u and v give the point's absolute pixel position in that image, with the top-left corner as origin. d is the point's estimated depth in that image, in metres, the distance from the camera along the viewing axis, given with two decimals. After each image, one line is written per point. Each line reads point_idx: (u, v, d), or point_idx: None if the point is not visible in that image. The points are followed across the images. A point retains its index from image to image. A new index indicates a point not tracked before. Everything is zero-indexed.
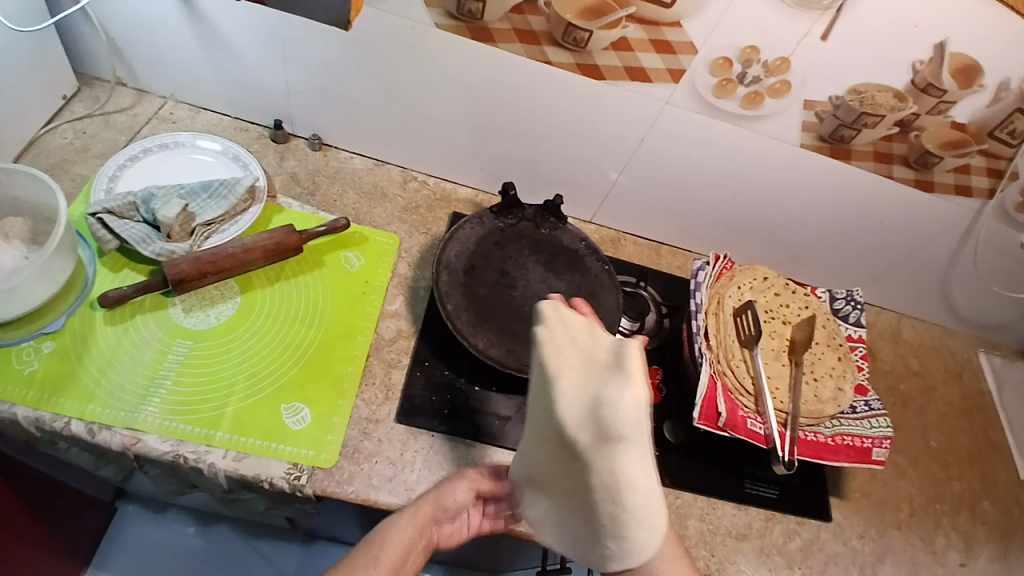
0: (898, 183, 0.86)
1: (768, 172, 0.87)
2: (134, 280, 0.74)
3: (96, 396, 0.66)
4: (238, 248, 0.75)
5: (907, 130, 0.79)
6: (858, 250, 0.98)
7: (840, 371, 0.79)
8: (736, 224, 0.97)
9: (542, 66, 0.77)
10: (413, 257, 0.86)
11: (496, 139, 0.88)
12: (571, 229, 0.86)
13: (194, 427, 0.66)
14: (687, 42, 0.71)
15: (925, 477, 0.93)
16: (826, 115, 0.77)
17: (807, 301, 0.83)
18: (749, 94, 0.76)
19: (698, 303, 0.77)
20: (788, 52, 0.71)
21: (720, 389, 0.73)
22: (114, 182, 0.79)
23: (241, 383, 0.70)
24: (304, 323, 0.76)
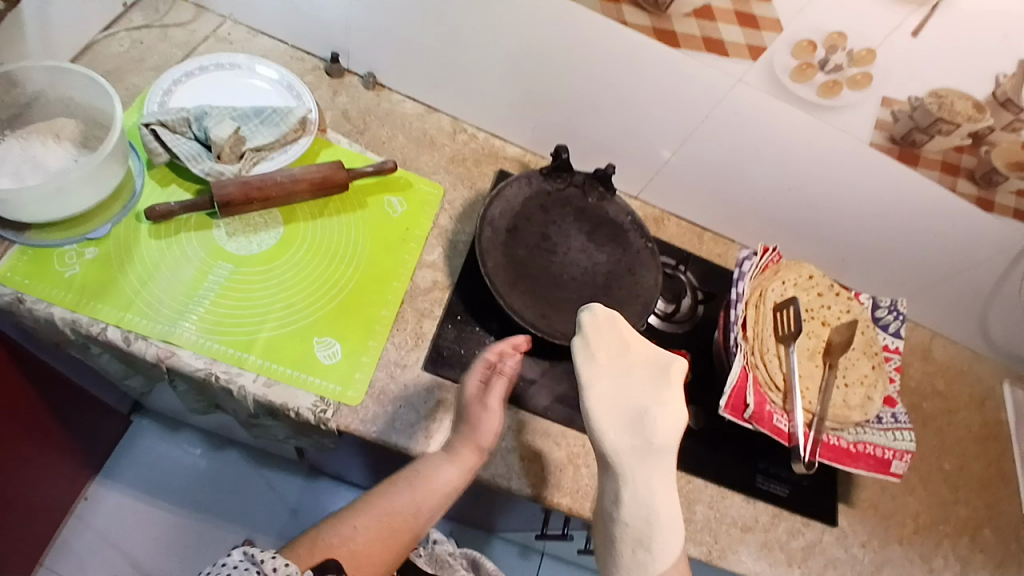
0: (959, 199, 0.83)
1: (826, 168, 0.84)
2: (180, 197, 0.74)
3: (135, 306, 0.67)
4: (286, 178, 0.74)
5: (979, 144, 0.76)
6: (904, 261, 0.96)
7: (872, 379, 0.78)
8: (784, 218, 0.95)
9: (616, 27, 0.74)
10: (454, 210, 0.86)
11: (554, 101, 0.86)
12: (619, 201, 0.85)
13: (228, 349, 0.67)
14: (772, 19, 0.68)
15: (932, 497, 0.93)
16: (901, 115, 0.74)
17: (849, 306, 0.82)
18: (827, 82, 0.73)
19: (739, 293, 0.77)
20: (876, 44, 0.68)
21: (750, 381, 0.73)
22: (168, 97, 0.78)
23: (277, 312, 0.71)
24: (343, 262, 0.76)
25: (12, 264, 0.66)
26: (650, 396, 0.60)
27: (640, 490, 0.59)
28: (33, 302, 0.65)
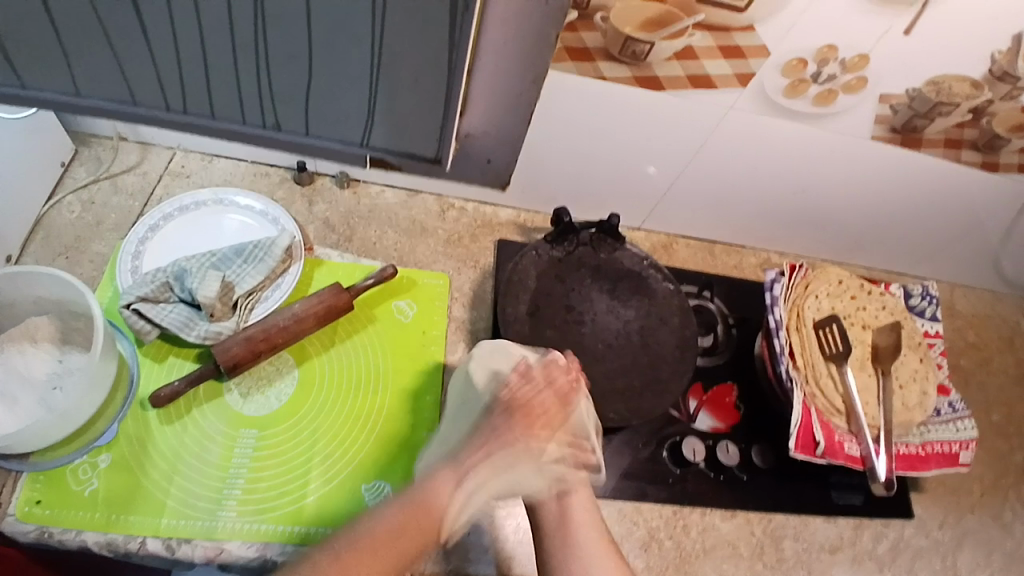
0: (964, 167, 0.82)
1: (829, 168, 0.82)
2: (182, 367, 0.70)
3: (168, 506, 0.64)
4: (289, 319, 0.69)
5: (979, 116, 0.75)
6: (916, 230, 0.94)
7: (922, 373, 0.77)
8: (791, 217, 0.92)
9: (595, 82, 0.69)
10: (466, 296, 0.81)
11: (539, 158, 0.82)
12: (631, 249, 0.81)
13: (278, 526, 0.64)
14: (758, 46, 0.64)
15: (991, 454, 0.92)
16: (900, 107, 0.72)
17: (884, 301, 0.80)
18: (822, 91, 0.70)
19: (778, 320, 0.74)
20: (868, 47, 0.65)
21: (814, 415, 0.71)
22: (138, 259, 0.72)
23: (315, 469, 0.67)
24: (369, 391, 0.72)
25: (27, 494, 0.62)
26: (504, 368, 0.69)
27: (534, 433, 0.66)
28: (61, 533, 0.61)
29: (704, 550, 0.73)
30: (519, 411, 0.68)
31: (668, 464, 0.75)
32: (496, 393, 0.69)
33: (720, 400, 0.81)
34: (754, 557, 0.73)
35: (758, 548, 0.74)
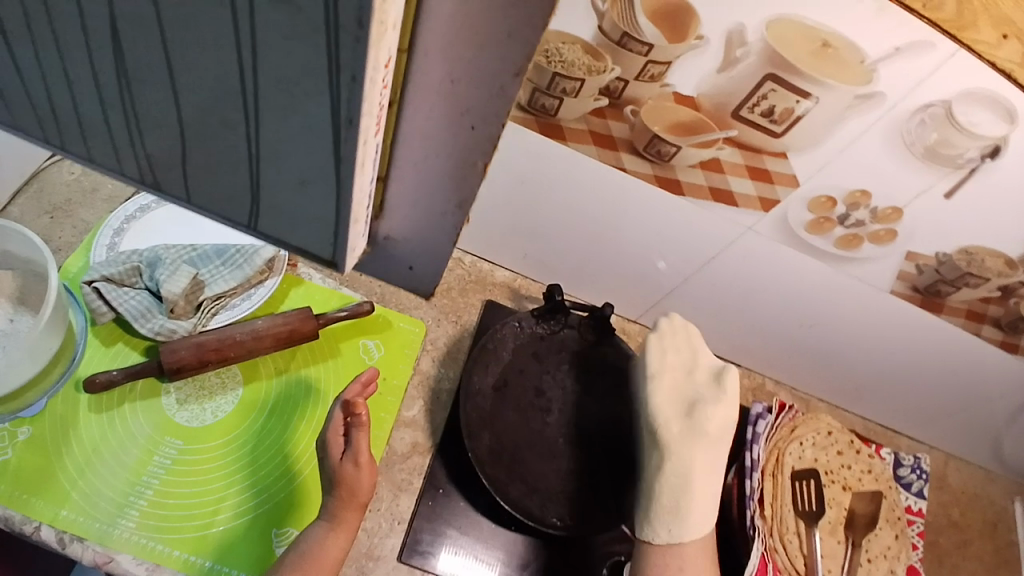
0: (981, 341, 0.77)
1: (840, 311, 0.78)
2: (126, 358, 0.67)
3: (71, 500, 0.59)
4: (248, 334, 0.66)
5: (1008, 295, 0.71)
6: (918, 390, 0.89)
7: (894, 551, 0.72)
8: (790, 348, 0.88)
9: (614, 171, 0.68)
10: (438, 351, 0.78)
11: (546, 229, 0.80)
12: (618, 344, 0.77)
13: (175, 550, 0.59)
14: (788, 174, 0.61)
15: None
16: (927, 268, 0.68)
17: (871, 464, 0.74)
18: (846, 235, 0.66)
19: (755, 460, 0.69)
20: (902, 202, 0.62)
21: (770, 572, 0.65)
22: (119, 237, 0.71)
23: (233, 497, 0.62)
24: (312, 428, 0.67)
25: None
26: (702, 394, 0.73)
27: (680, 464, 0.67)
28: None
29: None
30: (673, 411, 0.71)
31: None
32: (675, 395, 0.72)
33: None
34: None
35: None
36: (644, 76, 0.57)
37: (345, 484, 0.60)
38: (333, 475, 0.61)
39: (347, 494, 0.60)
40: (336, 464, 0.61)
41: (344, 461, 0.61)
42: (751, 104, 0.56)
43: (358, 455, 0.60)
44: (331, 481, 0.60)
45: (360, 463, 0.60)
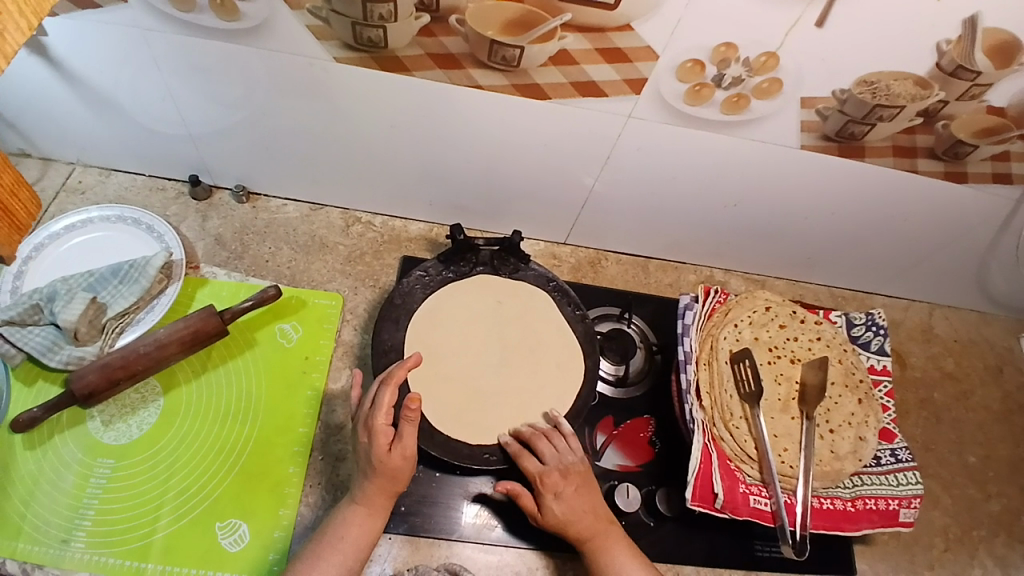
0: (923, 177, 0.69)
1: (758, 180, 0.72)
2: (49, 392, 0.68)
3: (23, 532, 0.62)
4: (150, 345, 0.66)
5: (932, 121, 0.61)
6: (877, 247, 0.83)
7: (861, 416, 0.67)
8: (729, 233, 0.82)
9: (471, 90, 0.63)
10: (359, 318, 0.76)
11: (437, 169, 0.76)
12: (536, 268, 0.75)
13: (125, 561, 0.61)
14: (643, 48, 0.56)
15: (960, 498, 0.81)
16: (829, 112, 0.61)
17: (819, 331, 0.70)
18: (730, 97, 0.60)
19: (687, 352, 0.66)
20: (775, 45, 0.55)
21: (716, 462, 0.62)
22: (19, 279, 0.71)
23: (173, 501, 0.64)
24: (238, 422, 0.68)
25: None
26: (511, 314, 0.73)
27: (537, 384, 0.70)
28: None
29: None
30: (510, 345, 0.72)
31: None
32: (488, 327, 0.72)
33: (633, 435, 0.73)
34: None
35: None
36: None
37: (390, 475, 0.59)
38: (378, 465, 0.59)
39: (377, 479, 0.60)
40: (383, 457, 0.59)
41: (391, 452, 0.60)
42: None
43: (408, 449, 0.59)
44: (375, 469, 0.59)
45: (409, 455, 0.60)
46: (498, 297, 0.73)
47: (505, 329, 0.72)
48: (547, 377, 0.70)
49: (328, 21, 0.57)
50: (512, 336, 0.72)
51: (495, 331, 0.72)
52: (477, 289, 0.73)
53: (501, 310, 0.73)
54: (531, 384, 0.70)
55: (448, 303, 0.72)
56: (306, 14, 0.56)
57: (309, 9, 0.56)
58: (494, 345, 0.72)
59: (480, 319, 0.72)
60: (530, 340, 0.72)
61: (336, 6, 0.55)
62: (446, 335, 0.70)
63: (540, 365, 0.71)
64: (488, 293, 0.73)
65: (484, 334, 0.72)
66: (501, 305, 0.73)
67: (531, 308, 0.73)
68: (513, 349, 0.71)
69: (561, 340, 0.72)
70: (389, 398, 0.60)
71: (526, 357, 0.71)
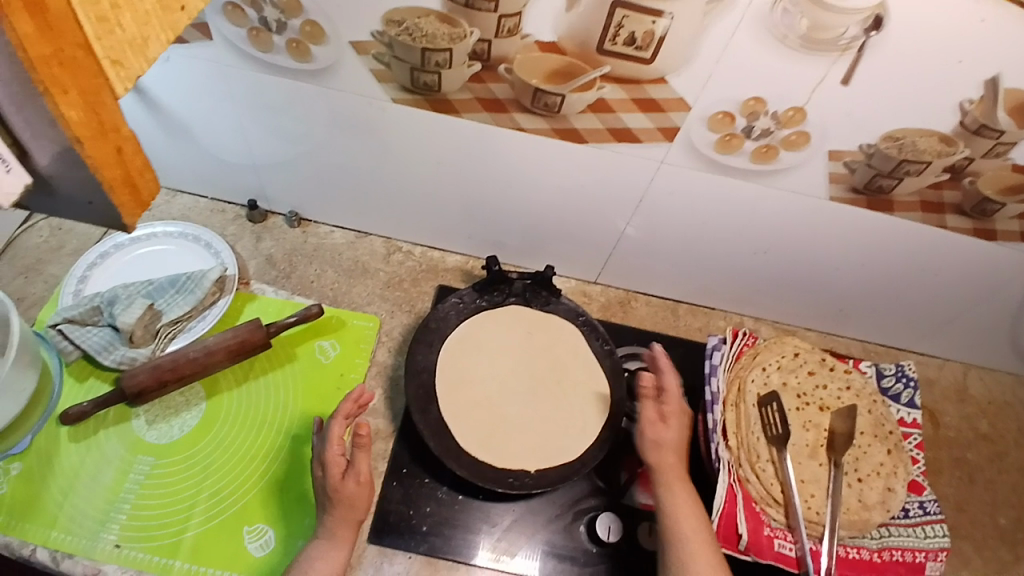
0: (951, 233, 0.70)
1: (786, 229, 0.75)
2: (99, 391, 0.72)
3: (59, 521, 0.65)
4: (199, 352, 0.70)
5: (958, 176, 0.63)
6: (906, 302, 0.83)
7: (889, 467, 0.66)
8: (757, 280, 0.84)
9: (515, 133, 0.68)
10: (393, 341, 0.80)
11: (478, 205, 0.80)
12: (567, 303, 0.77)
13: (153, 557, 0.63)
14: (675, 99, 0.60)
15: (998, 568, 0.78)
16: (857, 165, 0.64)
17: (849, 380, 0.71)
18: (759, 147, 0.64)
19: (715, 392, 0.67)
20: (801, 101, 0.58)
21: (741, 502, 0.62)
22: (83, 283, 0.76)
23: (204, 503, 0.66)
24: (272, 431, 0.71)
25: None
26: (539, 343, 0.75)
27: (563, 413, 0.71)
28: None
29: None
30: (537, 372, 0.74)
31: (585, 542, 0.68)
32: (517, 356, 0.74)
33: None
34: None
35: None
36: (502, 32, 0.57)
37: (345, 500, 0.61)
38: (334, 494, 0.62)
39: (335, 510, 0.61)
40: (337, 484, 0.61)
41: (346, 481, 0.62)
42: (611, 36, 0.55)
43: (360, 474, 0.61)
44: (331, 499, 0.61)
45: (363, 480, 0.62)
46: (530, 327, 0.76)
47: (534, 358, 0.74)
48: (572, 405, 0.72)
49: (389, 66, 0.63)
50: (540, 365, 0.74)
51: (523, 359, 0.74)
52: (511, 320, 0.76)
53: (531, 340, 0.75)
54: (557, 413, 0.71)
55: (482, 330, 0.75)
56: (371, 59, 0.62)
57: (374, 54, 0.62)
58: (523, 372, 0.74)
59: (510, 347, 0.75)
60: (557, 370, 0.74)
61: (397, 52, 0.61)
62: (478, 361, 0.73)
63: (566, 394, 0.73)
64: (519, 323, 0.76)
65: (513, 361, 0.74)
66: (531, 334, 0.75)
67: (560, 339, 0.76)
68: (540, 377, 0.74)
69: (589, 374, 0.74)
70: (336, 428, 0.63)
71: (553, 384, 0.73)
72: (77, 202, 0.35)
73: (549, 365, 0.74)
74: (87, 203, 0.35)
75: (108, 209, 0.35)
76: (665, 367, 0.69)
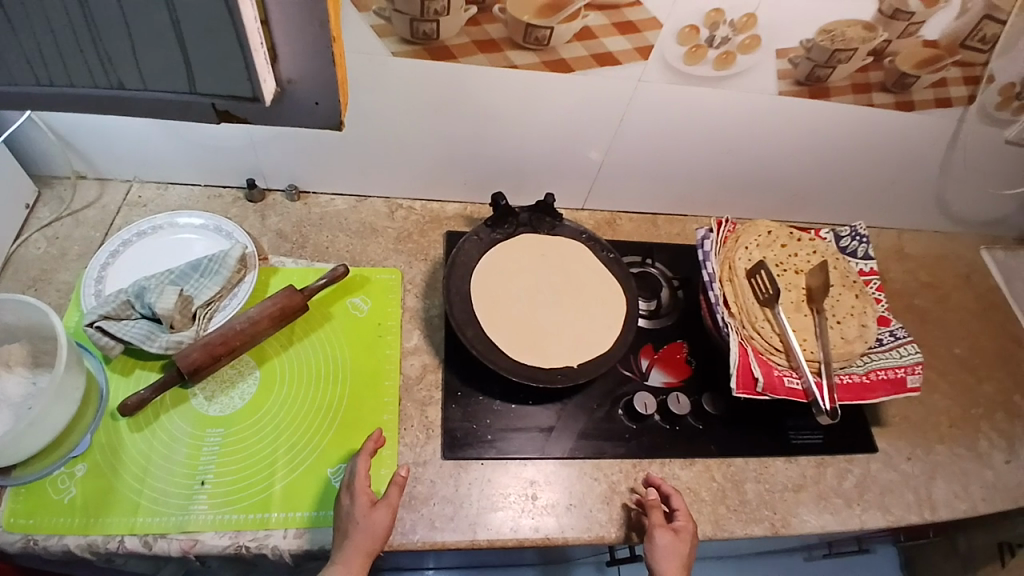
0: (880, 109, 0.84)
1: (745, 130, 0.86)
2: (148, 379, 0.74)
3: (142, 506, 0.66)
4: (244, 322, 0.73)
5: (881, 58, 0.76)
6: (847, 181, 0.97)
7: (860, 308, 0.80)
8: (725, 181, 0.96)
9: (507, 71, 0.74)
10: (418, 287, 0.85)
11: (474, 151, 0.87)
12: (568, 225, 0.86)
13: (247, 515, 0.67)
14: (650, 19, 0.69)
15: (957, 385, 0.93)
16: (799, 60, 0.75)
17: (814, 246, 0.84)
18: (720, 55, 0.74)
19: (711, 273, 0.78)
20: (751, 7, 0.69)
21: (751, 354, 0.74)
22: (101, 283, 0.77)
23: (283, 459, 0.70)
24: (330, 383, 0.75)
25: (10, 508, 0.65)
26: (551, 262, 0.83)
27: (588, 315, 0.80)
28: (45, 539, 0.64)
29: None
30: (556, 286, 0.82)
31: (624, 421, 0.79)
32: (535, 275, 0.82)
33: (672, 356, 0.84)
34: (717, 502, 0.75)
35: (719, 493, 0.76)
36: None
37: (372, 522, 0.63)
38: (359, 513, 0.63)
39: (354, 537, 0.62)
40: (366, 507, 0.64)
41: (374, 508, 0.64)
42: None
43: (390, 501, 0.64)
44: (357, 520, 0.63)
45: (392, 509, 0.64)
46: (541, 249, 0.84)
47: (551, 275, 0.82)
48: (594, 307, 0.81)
49: (390, 20, 0.67)
50: (557, 279, 0.82)
51: (541, 277, 0.82)
52: (524, 246, 0.84)
53: (544, 260, 0.83)
54: (583, 316, 0.80)
55: (500, 260, 0.82)
56: (372, 15, 0.67)
57: (374, 10, 0.66)
58: (543, 288, 0.81)
59: (528, 269, 0.82)
60: (573, 281, 0.82)
61: (399, 5, 0.66)
62: (505, 285, 0.80)
63: (586, 299, 0.81)
64: (532, 246, 0.84)
65: (533, 282, 0.81)
66: (544, 256, 0.83)
67: (569, 255, 0.84)
68: (559, 290, 0.81)
69: (600, 280, 0.83)
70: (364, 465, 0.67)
71: (572, 294, 0.81)
72: (301, 106, 0.45)
73: (565, 279, 0.82)
74: (312, 106, 0.45)
75: (329, 110, 0.45)
76: (674, 493, 0.71)
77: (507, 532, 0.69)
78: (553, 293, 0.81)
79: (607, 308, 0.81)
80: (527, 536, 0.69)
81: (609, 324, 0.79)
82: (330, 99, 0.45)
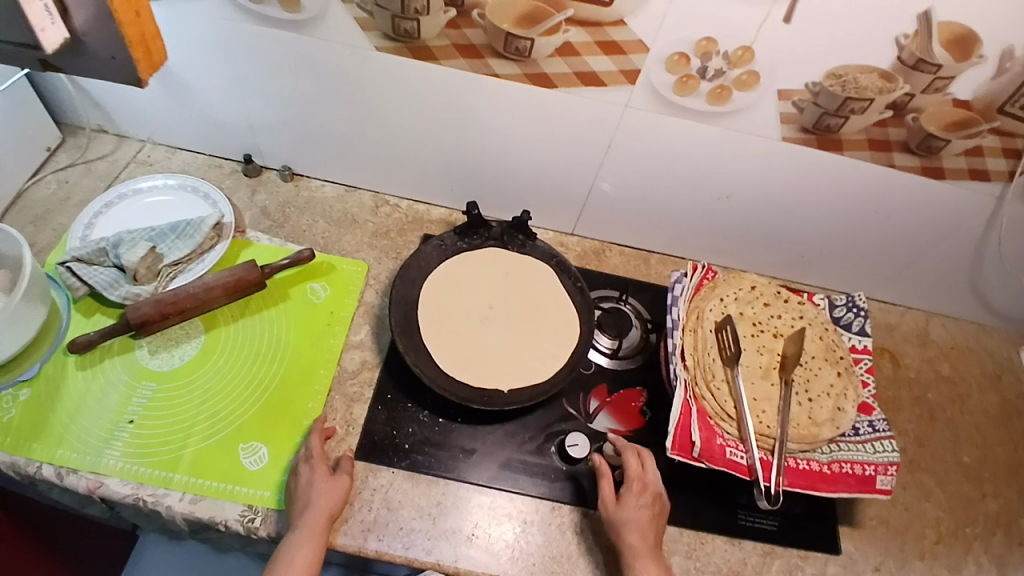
0: (900, 172, 0.75)
1: (745, 174, 0.79)
2: (103, 324, 0.78)
3: (66, 441, 0.69)
4: (198, 288, 0.75)
5: (902, 113, 0.68)
6: (865, 247, 0.88)
7: (839, 388, 0.71)
8: (724, 226, 0.89)
9: (489, 79, 0.73)
10: (381, 284, 0.85)
11: (460, 158, 0.86)
12: (541, 246, 0.83)
13: (154, 471, 0.68)
14: (635, 41, 0.65)
15: (956, 496, 0.81)
16: (805, 104, 0.68)
17: (802, 311, 0.76)
18: (713, 89, 0.69)
19: (675, 319, 0.72)
20: (748, 39, 0.63)
21: (695, 415, 0.67)
22: (89, 230, 0.82)
23: (202, 424, 0.71)
24: (267, 361, 0.76)
25: None
26: (515, 280, 0.80)
27: (539, 340, 0.76)
28: None
29: (580, 552, 0.69)
30: (514, 305, 0.79)
31: (554, 459, 0.74)
32: (494, 292, 0.79)
33: (626, 404, 0.78)
34: None
35: None
36: None
37: (314, 495, 0.64)
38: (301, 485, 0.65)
39: (308, 506, 0.64)
40: (309, 480, 0.65)
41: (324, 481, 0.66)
42: None
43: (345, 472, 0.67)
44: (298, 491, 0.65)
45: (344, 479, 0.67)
46: (507, 266, 0.81)
47: (510, 293, 0.79)
48: (547, 333, 0.77)
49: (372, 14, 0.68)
50: (516, 299, 0.79)
51: (500, 294, 0.79)
52: (491, 260, 0.82)
53: (507, 278, 0.80)
54: (533, 341, 0.76)
55: (461, 270, 0.80)
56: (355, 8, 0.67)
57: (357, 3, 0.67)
58: (500, 306, 0.79)
59: (487, 284, 0.80)
60: (532, 303, 0.79)
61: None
62: (458, 297, 0.78)
63: (542, 323, 0.78)
64: (497, 262, 0.82)
65: (490, 297, 0.79)
66: (509, 273, 0.81)
67: (536, 276, 0.81)
68: (516, 310, 0.78)
69: (561, 308, 0.79)
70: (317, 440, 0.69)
71: (528, 315, 0.78)
72: None
73: (525, 300, 0.79)
74: None
75: None
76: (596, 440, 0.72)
77: (398, 548, 0.66)
78: (509, 312, 0.78)
79: (561, 337, 0.77)
80: (417, 556, 0.66)
81: (558, 353, 0.75)
82: (124, 55, 0.57)
